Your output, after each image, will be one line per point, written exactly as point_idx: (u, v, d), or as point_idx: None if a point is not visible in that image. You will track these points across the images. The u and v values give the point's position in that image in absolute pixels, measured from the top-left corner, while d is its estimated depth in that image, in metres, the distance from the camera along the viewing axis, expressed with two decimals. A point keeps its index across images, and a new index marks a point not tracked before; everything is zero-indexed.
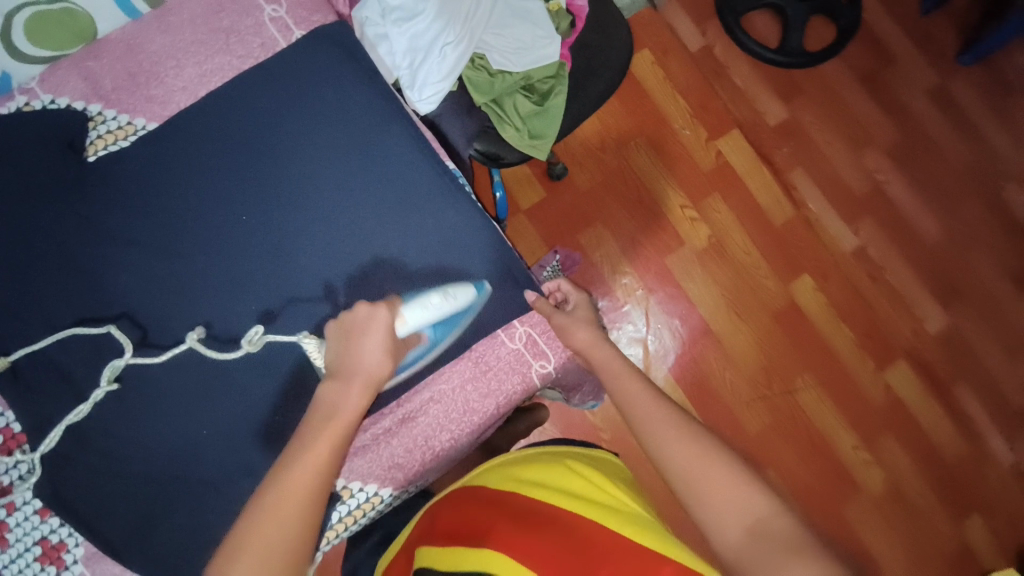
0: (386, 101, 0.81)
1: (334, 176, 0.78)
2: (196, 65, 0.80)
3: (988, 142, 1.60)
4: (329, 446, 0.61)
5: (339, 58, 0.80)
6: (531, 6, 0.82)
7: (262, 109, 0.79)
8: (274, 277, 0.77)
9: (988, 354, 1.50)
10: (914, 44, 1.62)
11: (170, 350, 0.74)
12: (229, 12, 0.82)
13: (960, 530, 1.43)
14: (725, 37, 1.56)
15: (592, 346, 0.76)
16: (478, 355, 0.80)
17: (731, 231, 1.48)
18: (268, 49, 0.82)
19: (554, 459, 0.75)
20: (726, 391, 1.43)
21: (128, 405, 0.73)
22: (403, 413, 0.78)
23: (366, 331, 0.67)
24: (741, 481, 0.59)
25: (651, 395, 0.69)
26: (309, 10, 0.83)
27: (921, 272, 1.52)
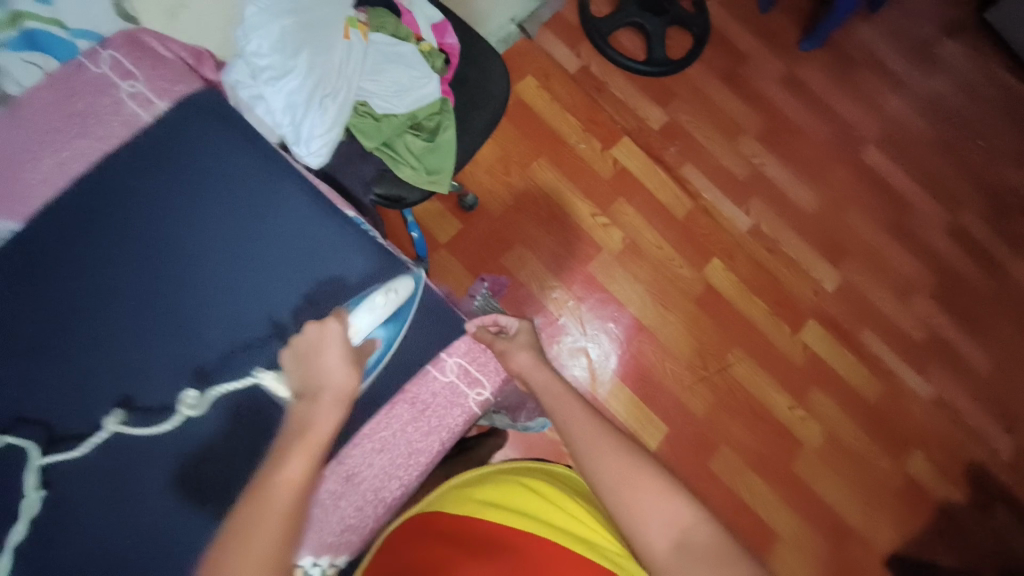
0: (272, 161, 0.80)
1: (248, 225, 0.76)
2: (54, 155, 0.75)
3: (839, 113, 1.79)
4: (301, 461, 0.57)
5: (216, 125, 0.79)
6: (403, 50, 0.83)
7: (140, 184, 0.75)
8: (204, 338, 0.72)
9: (884, 299, 1.66)
10: (760, 40, 1.81)
11: (89, 441, 0.68)
12: (83, 95, 0.77)
13: (897, 462, 1.54)
14: (597, 55, 1.67)
15: (532, 371, 0.78)
16: (413, 396, 0.78)
17: (641, 230, 1.55)
18: (131, 125, 0.77)
19: (509, 478, 0.76)
20: (669, 380, 1.48)
21: (43, 519, 0.65)
22: (345, 471, 0.74)
23: (321, 349, 0.66)
24: (668, 495, 0.61)
25: (588, 414, 0.70)
26: (170, 81, 0.80)
27: (811, 237, 1.67)
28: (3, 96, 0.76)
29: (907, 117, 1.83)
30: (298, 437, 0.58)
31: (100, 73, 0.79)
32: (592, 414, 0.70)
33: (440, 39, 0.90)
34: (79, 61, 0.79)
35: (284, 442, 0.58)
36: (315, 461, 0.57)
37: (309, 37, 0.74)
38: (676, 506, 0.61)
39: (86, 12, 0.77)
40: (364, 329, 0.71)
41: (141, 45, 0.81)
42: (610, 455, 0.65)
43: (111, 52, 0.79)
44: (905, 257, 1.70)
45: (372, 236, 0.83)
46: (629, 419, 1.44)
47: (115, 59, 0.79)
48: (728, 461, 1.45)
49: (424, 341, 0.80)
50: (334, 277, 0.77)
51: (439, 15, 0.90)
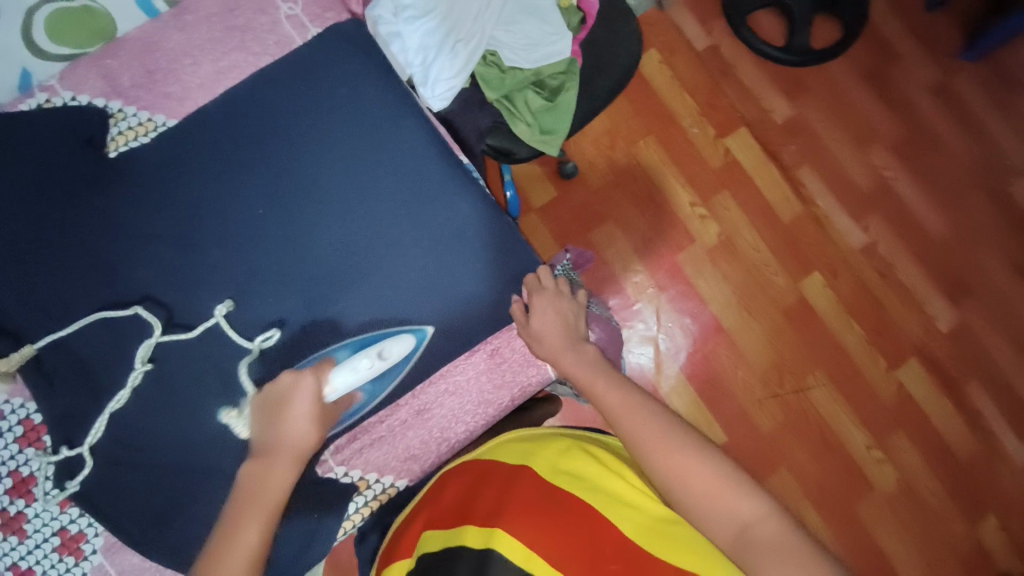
0: (399, 96, 0.82)
1: (353, 186, 0.79)
2: (212, 62, 0.81)
3: (996, 137, 1.59)
4: (256, 525, 0.61)
5: (351, 54, 0.81)
6: (541, 3, 0.82)
7: (275, 103, 0.80)
8: (287, 293, 0.77)
9: (1000, 350, 1.49)
10: (919, 41, 1.62)
11: (204, 324, 0.75)
12: (244, 10, 0.83)
13: (975, 528, 1.42)
14: (730, 36, 1.57)
15: (562, 357, 0.74)
16: (494, 347, 0.79)
17: (740, 228, 1.47)
18: (284, 45, 0.83)
19: (571, 441, 0.76)
20: (738, 389, 1.42)
21: (155, 386, 0.73)
22: (418, 405, 0.77)
23: (290, 400, 0.67)
24: (734, 486, 0.61)
25: (625, 393, 0.69)
26: (323, 8, 0.84)
27: (930, 269, 1.51)
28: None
29: None
30: (257, 495, 0.62)
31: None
32: (631, 395, 0.69)
33: None
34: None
35: (241, 502, 0.62)
36: (265, 529, 0.61)
37: None
38: (733, 492, 0.60)
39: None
40: (341, 389, 0.70)
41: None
42: (660, 442, 0.64)
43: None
44: None
45: (478, 182, 0.84)
46: (689, 419, 1.40)
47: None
48: (784, 483, 1.39)
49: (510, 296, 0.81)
50: (405, 263, 0.78)
51: None
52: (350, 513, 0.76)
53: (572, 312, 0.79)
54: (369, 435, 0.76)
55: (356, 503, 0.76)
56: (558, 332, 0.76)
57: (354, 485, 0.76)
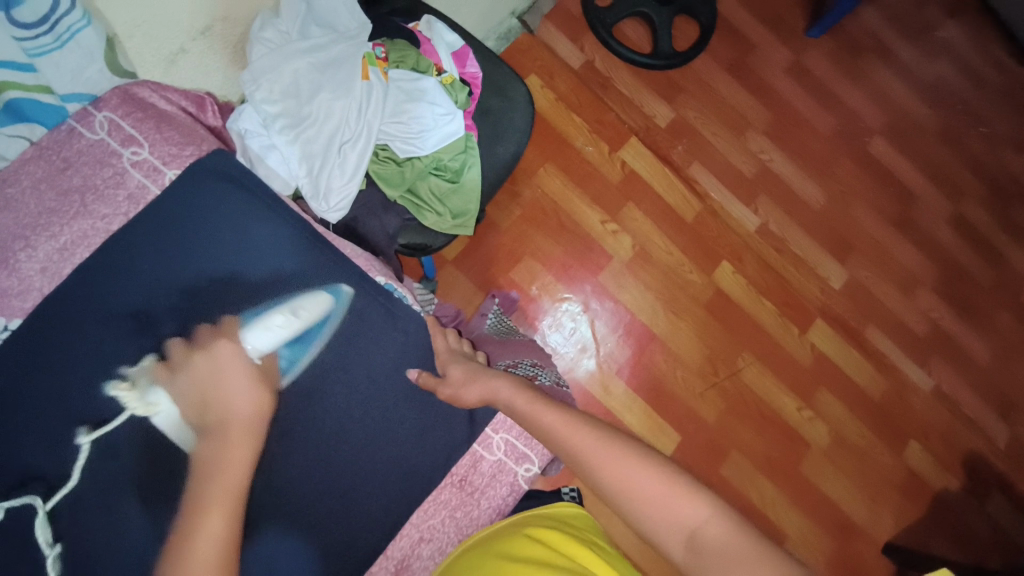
0: (294, 230, 0.77)
1: (195, 269, 0.72)
2: (51, 240, 0.69)
3: (846, 104, 1.75)
4: (218, 517, 0.54)
5: (229, 193, 0.75)
6: (424, 84, 0.76)
7: (147, 271, 0.71)
8: (134, 312, 0.70)
9: (889, 294, 1.67)
10: (766, 27, 1.74)
11: (76, 462, 0.66)
12: (78, 167, 0.71)
13: (898, 456, 1.58)
14: (601, 49, 1.59)
15: (497, 383, 0.78)
16: (462, 478, 0.81)
17: (651, 235, 1.52)
18: (138, 198, 0.73)
19: (517, 529, 0.76)
20: (681, 390, 1.47)
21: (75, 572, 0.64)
22: (396, 565, 0.76)
23: (219, 374, 0.61)
24: (684, 491, 0.63)
25: (563, 411, 0.74)
26: (178, 145, 0.75)
27: (817, 235, 1.65)
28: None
29: (911, 104, 1.80)
30: (212, 480, 0.56)
31: (98, 139, 0.72)
32: (572, 414, 0.73)
33: (460, 67, 0.82)
34: (70, 125, 0.72)
35: (199, 491, 0.55)
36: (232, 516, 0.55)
37: (326, 80, 0.71)
38: (671, 484, 0.64)
39: (79, 77, 0.69)
40: (261, 347, 0.68)
41: (139, 102, 0.74)
42: (603, 454, 0.68)
43: (107, 114, 0.72)
44: (908, 250, 1.70)
45: (406, 301, 0.83)
46: (643, 430, 1.43)
47: (112, 121, 0.72)
48: (739, 466, 1.47)
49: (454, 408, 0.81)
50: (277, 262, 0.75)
51: (459, 41, 0.82)
52: None
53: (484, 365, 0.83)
54: None
55: None
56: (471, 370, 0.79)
57: None
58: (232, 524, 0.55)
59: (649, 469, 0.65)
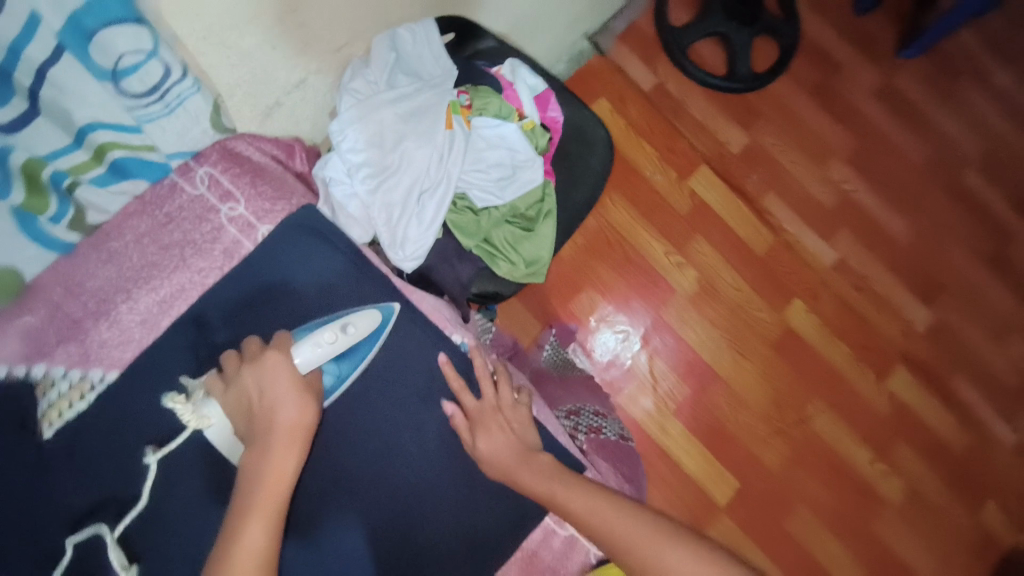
0: (379, 291, 0.81)
1: (278, 321, 0.77)
2: (151, 293, 0.74)
3: (940, 132, 1.63)
4: (259, 521, 0.59)
5: (316, 247, 0.79)
6: (506, 130, 0.75)
7: (237, 322, 0.76)
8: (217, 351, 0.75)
9: (979, 342, 1.54)
10: (854, 48, 1.64)
11: (145, 485, 0.71)
12: (178, 223, 0.75)
13: (981, 519, 1.46)
14: (675, 72, 1.54)
15: (524, 474, 0.75)
16: (531, 553, 0.82)
17: (719, 269, 1.45)
18: (233, 253, 0.77)
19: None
20: (744, 435, 1.40)
21: None
22: None
23: (269, 386, 0.66)
24: (713, 559, 0.63)
25: (596, 492, 0.72)
26: (270, 200, 0.79)
27: (900, 274, 1.54)
28: (86, 225, 0.73)
29: (1014, 133, 1.65)
30: (259, 486, 0.61)
31: (199, 194, 0.76)
32: (607, 496, 0.71)
33: (542, 111, 0.79)
34: (173, 179, 0.75)
35: (247, 497, 0.60)
36: (272, 522, 0.59)
37: (410, 128, 0.71)
38: (707, 561, 0.63)
39: (185, 138, 0.72)
40: (308, 363, 0.70)
41: (236, 157, 0.77)
42: (622, 521, 0.68)
43: (207, 169, 0.76)
44: (1002, 294, 1.57)
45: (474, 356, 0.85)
46: (702, 475, 1.37)
47: (212, 177, 0.76)
48: (803, 520, 1.39)
49: None
50: (329, 275, 0.80)
51: (542, 83, 0.78)
52: None
53: (522, 421, 0.80)
54: None
55: None
56: (506, 441, 0.77)
57: None
58: (269, 526, 0.59)
59: (688, 548, 0.64)
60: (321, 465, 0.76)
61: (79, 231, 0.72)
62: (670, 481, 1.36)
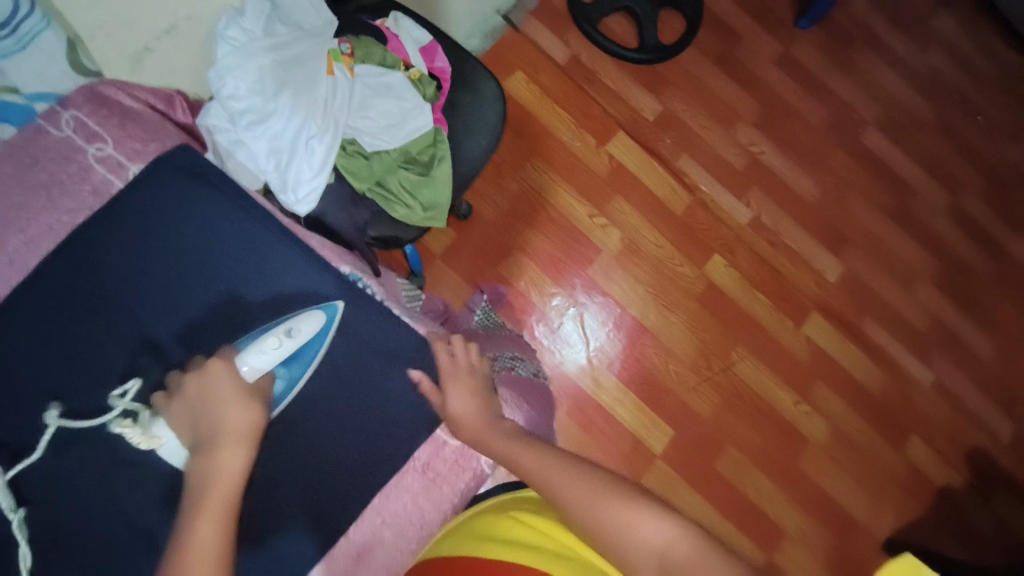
0: (263, 222, 0.78)
1: (158, 262, 0.74)
2: (20, 234, 0.72)
3: (838, 95, 1.74)
4: (210, 523, 0.56)
5: (195, 186, 0.77)
6: (390, 79, 0.82)
7: (108, 262, 0.73)
8: (91, 290, 0.72)
9: (886, 286, 1.64)
10: (754, 18, 1.74)
11: (42, 440, 0.67)
12: (45, 164, 0.73)
13: (901, 451, 1.55)
14: (587, 44, 1.60)
15: (496, 440, 0.72)
16: (422, 464, 0.77)
17: (640, 229, 1.52)
18: (103, 192, 0.75)
19: (499, 513, 0.74)
20: (673, 383, 1.46)
21: (42, 540, 0.66)
22: (357, 549, 0.73)
23: (211, 392, 0.65)
24: (661, 515, 0.59)
25: (573, 466, 0.67)
26: (142, 140, 0.78)
27: (811, 227, 1.63)
28: None
29: (905, 94, 1.77)
30: (207, 490, 0.58)
31: (64, 136, 0.75)
32: (578, 469, 0.66)
33: (429, 62, 0.87)
34: (38, 124, 0.75)
35: (194, 501, 0.58)
36: (226, 527, 0.57)
37: (292, 76, 0.75)
38: (655, 519, 0.59)
39: (43, 76, 0.73)
40: (257, 369, 0.70)
41: (104, 99, 0.77)
42: (575, 485, 0.64)
43: (72, 112, 0.75)
44: (905, 241, 1.68)
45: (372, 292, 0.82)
46: (635, 424, 1.43)
47: (77, 120, 0.75)
48: (734, 460, 1.46)
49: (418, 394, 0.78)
50: (279, 282, 0.76)
51: (427, 36, 0.87)
52: None
53: (488, 391, 0.79)
54: None
55: None
56: (473, 408, 0.75)
57: None
58: (222, 531, 0.56)
59: (657, 518, 0.59)
60: None
61: None
62: (604, 431, 1.41)
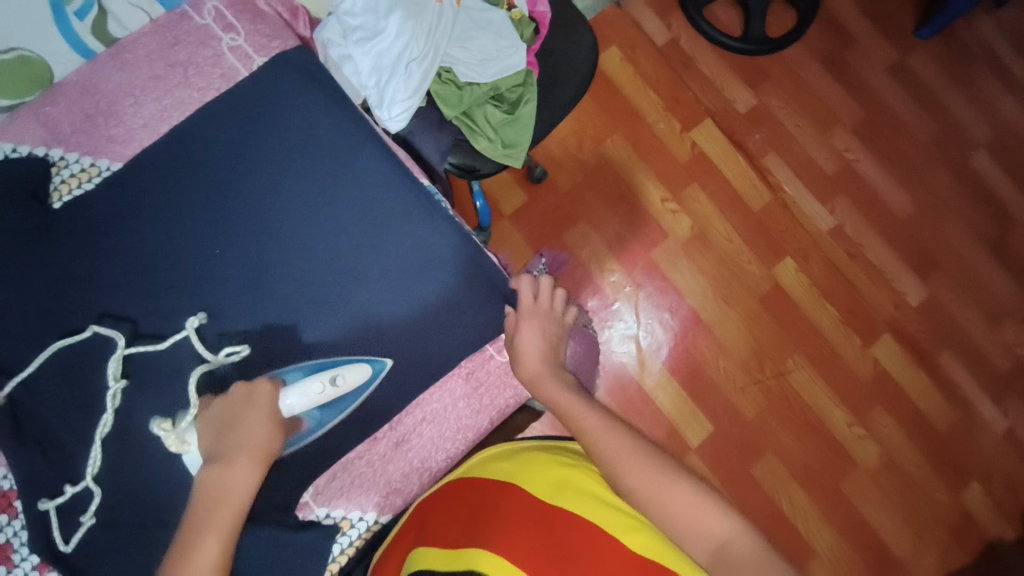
0: (358, 126, 0.84)
1: (259, 147, 0.81)
2: (156, 101, 0.81)
3: (953, 113, 1.62)
4: (216, 535, 0.55)
5: (304, 84, 0.83)
6: (493, 17, 0.86)
7: (219, 138, 0.81)
8: (200, 162, 0.80)
9: (972, 321, 1.53)
10: (873, 22, 1.65)
11: (175, 336, 0.75)
12: (185, 45, 0.83)
13: (959, 497, 1.45)
14: (689, 28, 1.57)
15: (566, 399, 0.71)
16: (468, 372, 0.82)
17: (712, 220, 1.49)
18: (230, 78, 0.83)
19: (523, 454, 0.78)
20: (721, 379, 1.43)
21: (137, 398, 0.74)
22: (397, 436, 0.79)
23: (244, 411, 0.65)
24: (721, 514, 0.59)
25: (630, 439, 0.66)
26: (268, 37, 0.86)
27: (897, 246, 1.54)
28: (107, 37, 0.83)
29: None
30: (218, 504, 0.57)
31: (204, 23, 0.84)
32: (651, 460, 0.63)
33: (532, 5, 0.90)
34: (184, 10, 0.85)
35: (202, 511, 0.57)
36: (227, 537, 0.56)
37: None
38: (712, 515, 0.59)
39: None
40: (293, 408, 0.69)
41: None
42: (632, 462, 0.63)
43: (215, 4, 0.85)
44: (1002, 278, 1.55)
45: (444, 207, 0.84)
46: (674, 412, 1.41)
47: (218, 11, 0.85)
48: (771, 469, 1.41)
49: (478, 319, 0.82)
50: (387, 223, 0.81)
51: None
52: (335, 556, 0.76)
53: (560, 339, 0.80)
54: (351, 471, 0.77)
55: (341, 544, 0.76)
56: (538, 351, 0.76)
57: (337, 525, 0.76)
58: (222, 545, 0.55)
59: (715, 513, 0.59)
60: (274, 270, 0.78)
61: (101, 41, 0.83)
62: (643, 414, 1.40)
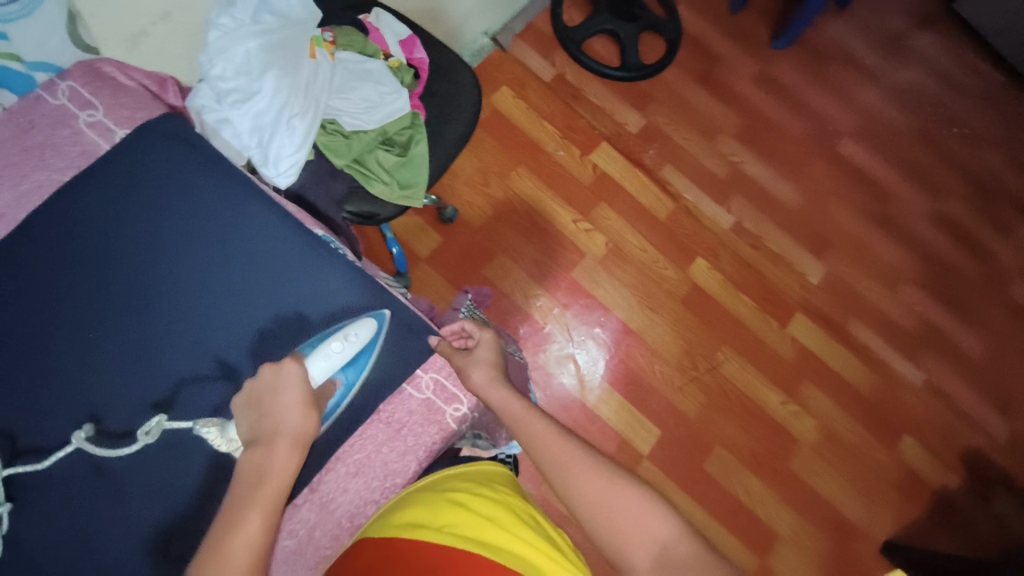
0: (239, 183, 0.82)
1: (135, 219, 0.77)
2: (10, 189, 0.76)
3: (816, 109, 1.81)
4: (258, 517, 0.57)
5: (178, 150, 0.81)
6: (371, 66, 0.89)
7: (89, 218, 0.76)
8: (70, 246, 0.75)
9: (872, 289, 1.66)
10: (732, 40, 1.83)
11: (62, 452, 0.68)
12: (41, 128, 0.79)
13: (896, 453, 1.53)
14: (572, 63, 1.68)
15: (517, 409, 0.72)
16: (387, 416, 0.77)
17: (624, 233, 1.56)
18: (92, 154, 0.79)
19: (434, 494, 0.69)
20: (660, 383, 1.47)
21: (23, 522, 0.66)
22: (320, 498, 0.73)
23: (278, 390, 0.67)
24: (659, 514, 0.62)
25: (578, 450, 0.67)
26: (131, 109, 0.83)
27: (793, 232, 1.67)
28: None
29: (885, 109, 1.84)
30: (259, 484, 0.60)
31: (59, 104, 0.81)
32: (598, 469, 0.65)
33: (409, 53, 0.95)
34: (38, 94, 0.81)
35: (246, 492, 0.59)
36: (270, 514, 0.58)
37: (275, 59, 0.81)
38: (651, 517, 0.61)
39: (44, 47, 0.79)
40: (321, 376, 0.71)
41: (102, 75, 0.84)
42: (580, 473, 0.65)
43: (69, 83, 0.82)
44: (888, 246, 1.71)
45: (340, 251, 0.85)
46: (621, 423, 1.42)
47: (72, 89, 0.82)
48: (723, 461, 1.44)
49: (400, 360, 0.80)
50: (283, 274, 0.79)
51: (406, 31, 0.96)
52: None
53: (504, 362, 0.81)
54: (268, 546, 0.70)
55: None
56: (487, 368, 0.77)
57: None
58: (265, 525, 0.57)
59: (654, 514, 0.62)
60: (166, 342, 0.74)
61: None
62: (590, 431, 1.41)
